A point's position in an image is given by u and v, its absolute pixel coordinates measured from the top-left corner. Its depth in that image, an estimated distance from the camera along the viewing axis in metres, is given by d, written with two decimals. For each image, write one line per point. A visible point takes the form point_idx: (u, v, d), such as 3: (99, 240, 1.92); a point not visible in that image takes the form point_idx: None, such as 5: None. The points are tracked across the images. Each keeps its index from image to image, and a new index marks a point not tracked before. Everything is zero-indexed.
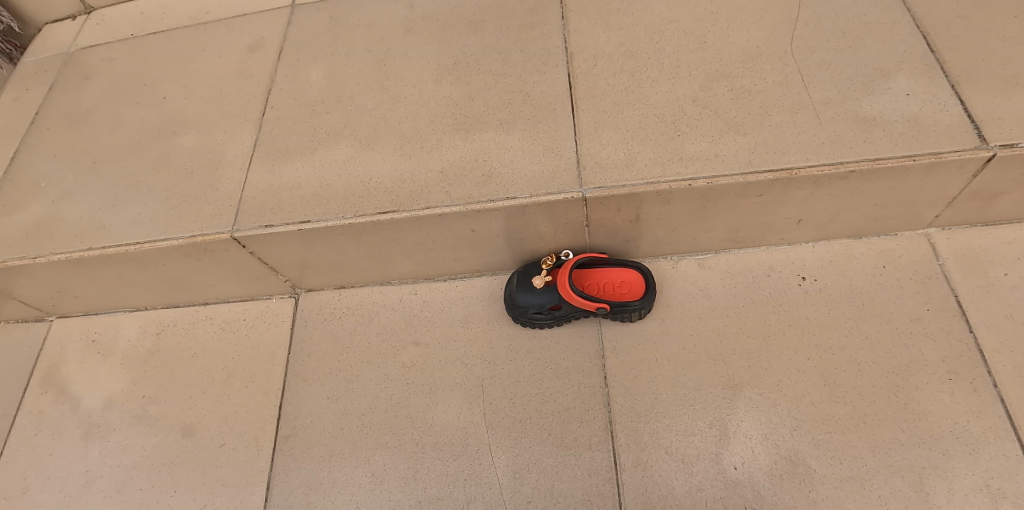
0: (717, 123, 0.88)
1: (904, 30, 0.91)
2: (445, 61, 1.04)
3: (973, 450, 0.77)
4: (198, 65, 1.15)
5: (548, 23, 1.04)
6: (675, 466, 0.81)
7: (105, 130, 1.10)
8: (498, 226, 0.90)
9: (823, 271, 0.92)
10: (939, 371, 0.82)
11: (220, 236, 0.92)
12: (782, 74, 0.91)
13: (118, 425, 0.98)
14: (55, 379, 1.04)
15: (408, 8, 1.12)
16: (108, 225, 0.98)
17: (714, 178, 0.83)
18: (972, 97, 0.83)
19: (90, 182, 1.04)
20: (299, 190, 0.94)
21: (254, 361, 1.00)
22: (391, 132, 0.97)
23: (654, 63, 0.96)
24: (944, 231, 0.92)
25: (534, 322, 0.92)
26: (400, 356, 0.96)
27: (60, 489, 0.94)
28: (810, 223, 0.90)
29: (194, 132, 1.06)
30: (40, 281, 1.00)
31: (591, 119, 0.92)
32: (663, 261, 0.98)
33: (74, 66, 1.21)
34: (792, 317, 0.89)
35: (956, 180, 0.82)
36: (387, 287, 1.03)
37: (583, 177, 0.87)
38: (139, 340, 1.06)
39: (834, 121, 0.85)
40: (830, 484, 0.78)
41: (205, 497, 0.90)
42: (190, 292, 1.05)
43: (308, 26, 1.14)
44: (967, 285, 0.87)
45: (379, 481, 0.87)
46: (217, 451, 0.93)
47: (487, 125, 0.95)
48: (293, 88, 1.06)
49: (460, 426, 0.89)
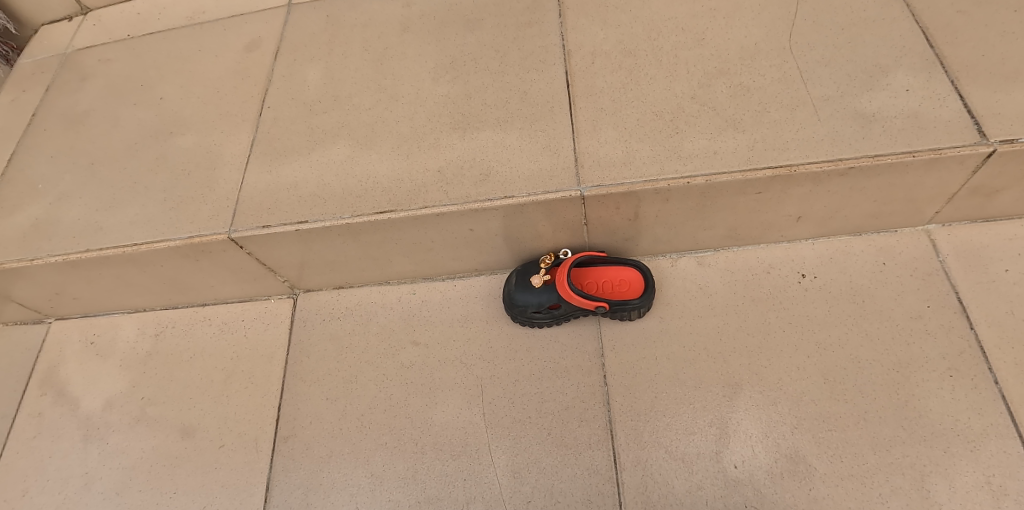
0: (716, 120, 0.87)
1: (903, 25, 0.91)
2: (443, 60, 1.03)
3: (974, 447, 0.77)
4: (196, 65, 1.14)
5: (546, 21, 1.04)
6: (675, 466, 0.81)
7: (103, 131, 1.10)
8: (497, 225, 0.90)
9: (823, 268, 0.92)
10: (940, 368, 0.82)
11: (218, 237, 0.92)
12: (782, 70, 0.90)
13: (117, 426, 0.98)
14: (54, 381, 1.04)
15: (405, 7, 1.11)
16: (106, 225, 0.98)
17: (713, 176, 0.82)
18: (972, 93, 0.82)
19: (88, 183, 1.04)
20: (297, 190, 0.94)
21: (254, 361, 0.99)
22: (388, 131, 0.97)
23: (653, 61, 0.96)
24: (945, 228, 0.92)
25: (533, 321, 0.92)
26: (399, 356, 0.95)
27: (60, 491, 0.94)
28: (810, 220, 0.90)
29: (191, 132, 1.06)
30: (38, 282, 1.00)
31: (590, 117, 0.92)
32: (663, 260, 0.97)
33: (71, 67, 1.20)
34: (792, 315, 0.89)
35: (956, 176, 0.82)
36: (386, 287, 1.02)
37: (582, 175, 0.86)
38: (138, 341, 1.06)
39: (834, 117, 0.84)
40: (831, 482, 0.77)
41: (205, 498, 0.90)
42: (188, 293, 1.05)
43: (305, 25, 1.13)
44: (968, 282, 0.87)
45: (379, 482, 0.86)
46: (217, 451, 0.93)
47: (485, 123, 0.95)
48: (290, 88, 1.06)
49: (460, 426, 0.88)
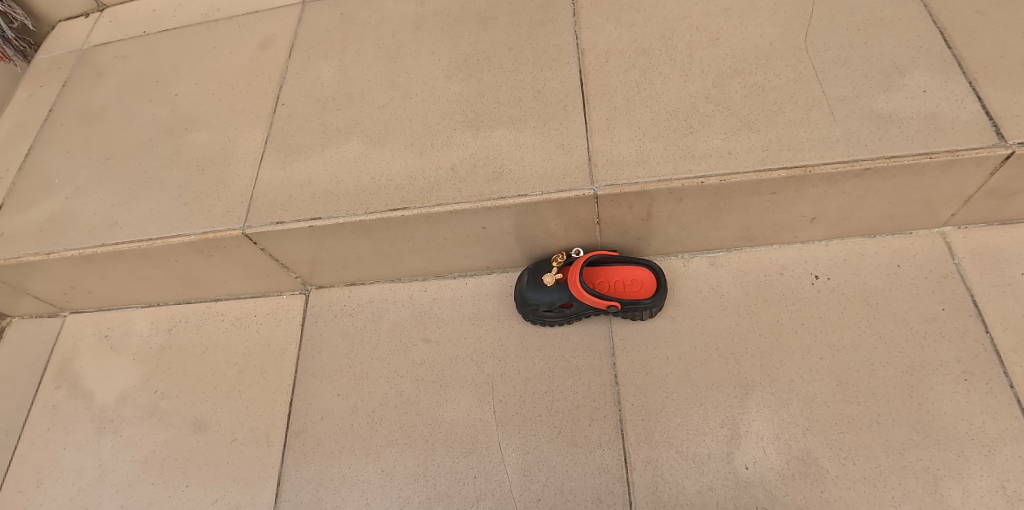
0: (730, 119, 0.87)
1: (920, 26, 0.90)
2: (456, 58, 1.03)
3: (989, 452, 0.76)
4: (210, 62, 1.15)
5: (559, 20, 1.04)
6: (686, 466, 0.81)
7: (118, 127, 1.11)
8: (509, 224, 0.90)
9: (837, 269, 0.91)
10: (954, 371, 0.81)
11: (232, 232, 0.93)
12: (797, 70, 0.90)
13: (131, 419, 0.99)
14: (68, 374, 1.05)
15: (419, 6, 1.12)
16: (121, 221, 0.99)
17: (727, 175, 0.82)
18: (990, 94, 0.82)
19: (103, 178, 1.05)
20: (311, 186, 0.94)
21: (265, 357, 1.00)
22: (401, 129, 0.97)
23: (667, 60, 0.95)
24: (960, 230, 0.91)
25: (545, 319, 0.92)
26: (410, 353, 0.96)
27: (74, 484, 0.95)
28: (824, 221, 0.89)
29: (206, 129, 1.06)
30: (54, 276, 1.01)
31: (603, 116, 0.92)
32: (674, 260, 0.97)
33: (87, 62, 1.21)
34: (804, 316, 0.89)
35: (973, 178, 0.81)
36: (397, 284, 1.03)
37: (595, 174, 0.86)
38: (151, 335, 1.07)
39: (849, 118, 0.84)
40: (843, 484, 0.77)
41: (217, 492, 0.91)
42: (201, 288, 1.05)
43: (318, 23, 1.14)
44: (984, 285, 0.86)
45: (389, 478, 0.87)
46: (228, 446, 0.94)
47: (498, 122, 0.95)
48: (304, 85, 1.06)
49: (471, 424, 0.89)
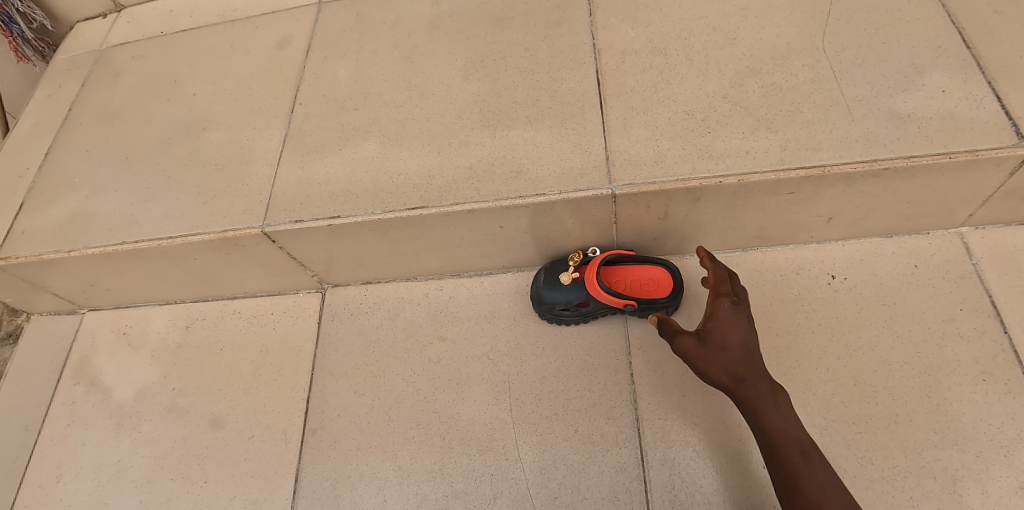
0: (747, 119, 0.87)
1: (938, 26, 0.90)
2: (472, 58, 1.04)
3: (1008, 452, 0.76)
4: (227, 62, 1.16)
5: (576, 20, 1.04)
6: (703, 465, 0.81)
7: (136, 126, 1.12)
8: (526, 223, 0.90)
9: (853, 269, 0.91)
10: (973, 372, 0.81)
11: (251, 231, 0.93)
12: (815, 70, 0.90)
13: (149, 416, 1.00)
14: (86, 371, 1.06)
15: (434, 6, 1.12)
16: (141, 219, 1.00)
17: (745, 175, 0.82)
18: (1009, 94, 0.81)
19: (121, 177, 1.06)
20: (329, 186, 0.95)
21: (283, 354, 1.01)
22: (418, 129, 0.98)
23: (683, 60, 0.95)
24: (978, 231, 0.91)
25: (561, 318, 0.93)
26: (427, 351, 0.96)
27: (94, 479, 0.96)
28: (841, 221, 0.89)
29: (224, 128, 1.07)
30: (74, 274, 1.02)
31: (620, 115, 0.92)
32: (690, 259, 0.97)
33: (105, 62, 1.23)
34: (821, 316, 0.89)
35: (993, 178, 0.81)
36: (413, 283, 1.03)
37: (613, 174, 0.86)
38: (168, 332, 1.08)
39: (867, 118, 0.84)
40: (861, 484, 0.77)
41: (235, 488, 0.91)
42: (219, 286, 1.06)
43: (334, 23, 1.14)
44: (1003, 286, 0.86)
45: (407, 476, 0.87)
46: (246, 443, 0.95)
47: (514, 121, 0.95)
48: (320, 85, 1.07)
49: (487, 422, 0.89)
